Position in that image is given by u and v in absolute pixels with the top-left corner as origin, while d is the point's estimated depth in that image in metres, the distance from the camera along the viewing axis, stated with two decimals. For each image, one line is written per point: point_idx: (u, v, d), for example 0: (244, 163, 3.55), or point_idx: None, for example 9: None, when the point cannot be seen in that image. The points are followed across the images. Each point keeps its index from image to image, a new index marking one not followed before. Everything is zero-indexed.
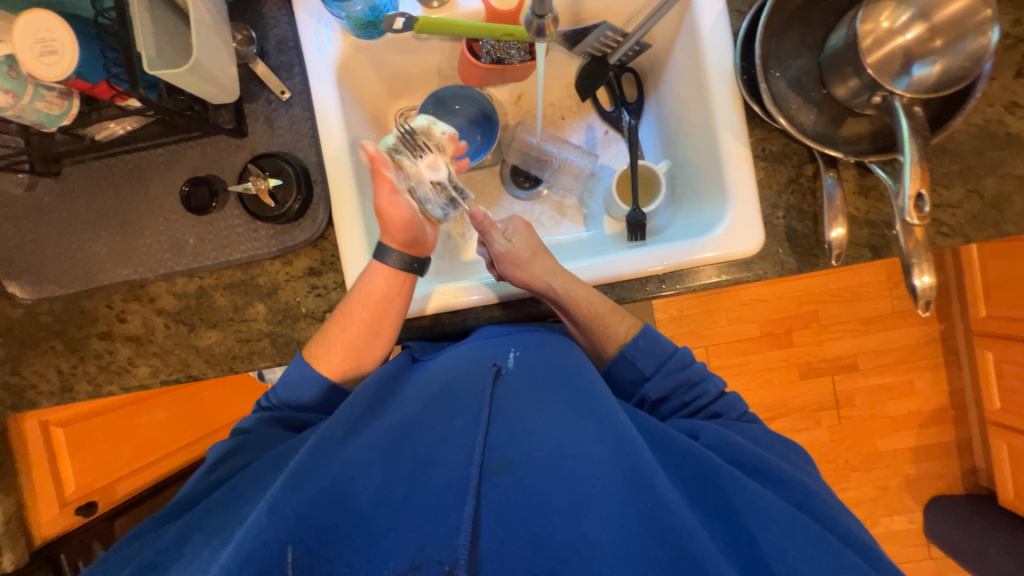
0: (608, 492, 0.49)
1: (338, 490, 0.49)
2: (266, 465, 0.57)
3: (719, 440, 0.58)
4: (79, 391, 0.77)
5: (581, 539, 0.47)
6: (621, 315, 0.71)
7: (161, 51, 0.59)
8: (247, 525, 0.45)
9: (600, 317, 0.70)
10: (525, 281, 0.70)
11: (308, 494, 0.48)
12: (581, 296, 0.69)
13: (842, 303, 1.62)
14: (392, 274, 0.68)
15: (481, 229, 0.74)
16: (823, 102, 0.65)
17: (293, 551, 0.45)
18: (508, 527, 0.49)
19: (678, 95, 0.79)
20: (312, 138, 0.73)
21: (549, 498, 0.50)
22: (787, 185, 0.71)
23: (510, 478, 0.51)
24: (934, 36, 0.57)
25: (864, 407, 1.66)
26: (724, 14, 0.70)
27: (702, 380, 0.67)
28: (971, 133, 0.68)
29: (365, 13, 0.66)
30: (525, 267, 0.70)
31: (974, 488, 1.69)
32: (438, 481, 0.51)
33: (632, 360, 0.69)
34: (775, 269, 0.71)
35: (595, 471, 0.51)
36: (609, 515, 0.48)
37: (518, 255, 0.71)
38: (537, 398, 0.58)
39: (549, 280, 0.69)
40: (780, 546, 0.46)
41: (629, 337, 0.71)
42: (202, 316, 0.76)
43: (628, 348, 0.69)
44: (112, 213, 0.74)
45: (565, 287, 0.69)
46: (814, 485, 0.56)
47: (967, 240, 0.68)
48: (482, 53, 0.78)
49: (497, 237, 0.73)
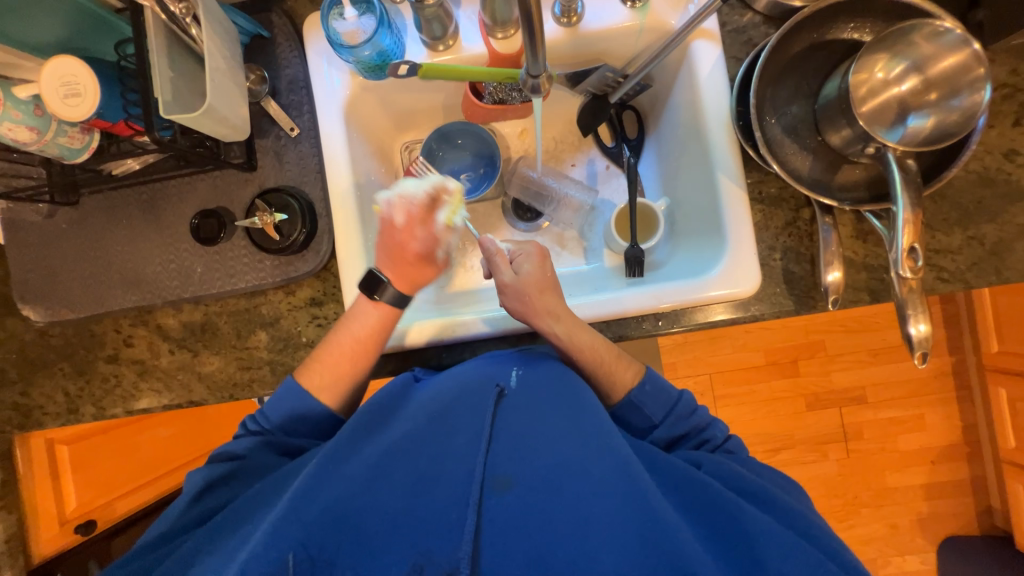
0: (609, 512, 0.49)
1: (341, 507, 0.50)
2: (267, 483, 0.58)
3: (722, 471, 0.58)
4: (84, 413, 0.79)
5: (583, 559, 0.47)
6: (627, 362, 0.70)
7: (177, 94, 0.62)
8: (253, 542, 0.47)
9: (604, 365, 0.68)
10: (525, 314, 0.70)
11: (312, 513, 0.49)
12: (584, 341, 0.68)
13: (849, 334, 1.60)
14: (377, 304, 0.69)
15: (487, 255, 0.74)
16: (818, 149, 0.65)
17: (295, 559, 0.46)
18: (509, 544, 0.48)
19: (678, 133, 0.80)
20: (319, 173, 0.75)
21: (552, 518, 0.49)
22: (784, 227, 0.71)
23: (512, 496, 0.51)
24: (928, 88, 0.58)
25: (872, 440, 1.62)
26: (722, 60, 0.71)
27: (707, 426, 0.67)
28: (970, 180, 0.68)
29: (373, 58, 0.69)
30: (528, 301, 0.69)
31: (990, 529, 1.62)
32: (441, 496, 0.51)
33: (639, 406, 0.67)
34: (773, 310, 0.71)
35: (597, 489, 0.51)
36: (611, 537, 0.47)
37: (524, 287, 0.70)
38: (538, 414, 0.58)
39: (551, 323, 0.68)
40: (778, 561, 0.47)
41: (636, 383, 0.68)
42: (206, 342, 0.78)
43: (635, 393, 0.67)
44: (124, 241, 0.77)
45: (567, 332, 0.68)
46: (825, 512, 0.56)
47: (968, 286, 0.67)
48: (485, 94, 0.81)
49: (503, 267, 0.72)
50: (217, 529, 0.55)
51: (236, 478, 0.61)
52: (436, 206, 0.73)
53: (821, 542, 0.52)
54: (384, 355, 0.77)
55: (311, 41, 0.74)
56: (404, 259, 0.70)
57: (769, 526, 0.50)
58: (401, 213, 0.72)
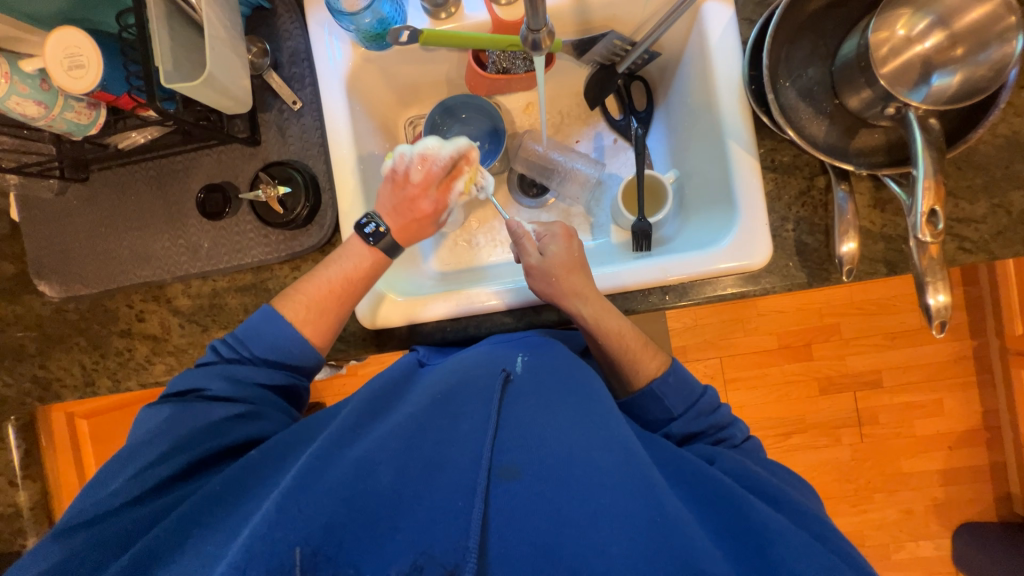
0: (618, 503, 0.48)
1: (346, 489, 0.48)
2: (267, 451, 0.57)
3: (735, 469, 0.58)
4: (100, 386, 0.81)
5: (592, 550, 0.46)
6: (652, 351, 0.69)
7: (178, 64, 0.62)
8: (255, 521, 0.46)
9: (628, 352, 0.68)
10: (553, 296, 0.69)
11: (319, 493, 0.48)
12: (611, 327, 0.68)
13: (865, 316, 1.56)
14: (370, 253, 0.70)
15: (515, 237, 0.74)
16: (835, 113, 0.62)
17: (302, 552, 0.44)
18: (517, 534, 0.48)
19: (688, 103, 0.78)
20: (322, 147, 0.75)
21: (559, 507, 0.49)
22: (797, 197, 0.69)
23: (519, 485, 0.50)
24: (954, 44, 0.55)
25: (888, 425, 1.59)
26: (734, 22, 0.69)
27: (728, 425, 0.66)
28: (998, 144, 0.64)
29: (374, 25, 0.68)
30: (556, 283, 0.69)
31: (1010, 516, 1.58)
32: (446, 481, 0.50)
33: (661, 397, 0.66)
34: (784, 283, 0.69)
35: (605, 479, 0.50)
36: (619, 526, 0.47)
37: (549, 269, 0.69)
38: (546, 402, 0.57)
39: (579, 306, 0.68)
40: (793, 560, 0.46)
41: (659, 374, 0.68)
42: (215, 317, 0.79)
43: (658, 384, 0.66)
44: (134, 217, 0.78)
45: (594, 317, 0.68)
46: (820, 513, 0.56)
47: (993, 257, 0.64)
48: (488, 63, 0.80)
49: (530, 247, 0.72)
50: (220, 491, 0.53)
51: (236, 426, 0.60)
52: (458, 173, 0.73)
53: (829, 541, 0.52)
54: (388, 329, 0.77)
55: (311, 11, 0.73)
56: (413, 215, 0.71)
57: (782, 527, 0.49)
58: (421, 170, 0.71)
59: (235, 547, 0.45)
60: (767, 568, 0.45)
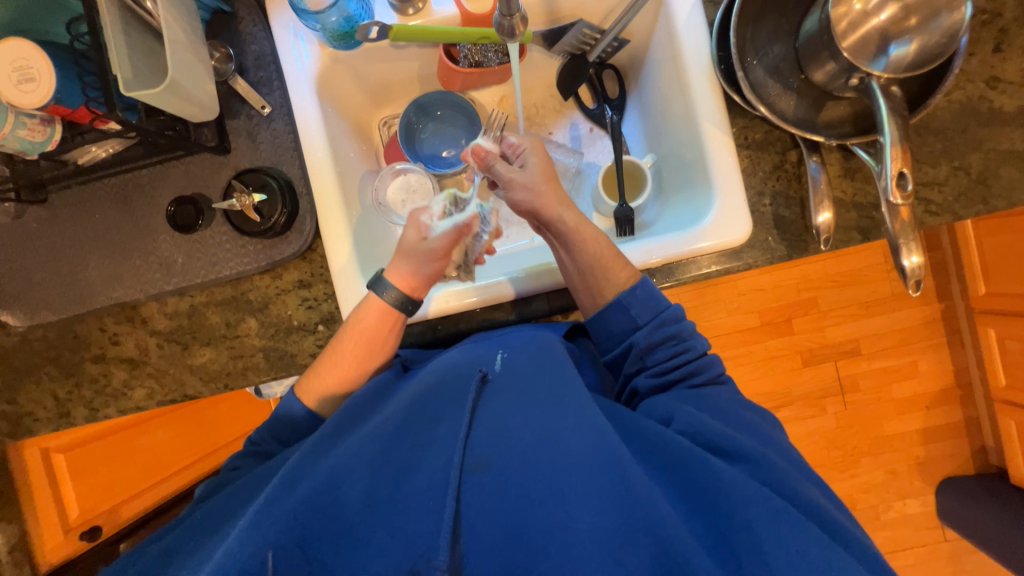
0: (585, 484, 0.49)
1: (320, 497, 0.48)
2: (252, 480, 0.58)
3: (688, 424, 0.56)
4: (75, 416, 0.77)
5: (561, 534, 0.47)
6: (624, 263, 0.68)
7: (137, 71, 0.59)
8: (230, 538, 0.46)
9: (603, 260, 0.66)
10: (532, 207, 0.69)
11: (292, 505, 0.47)
12: (589, 235, 0.67)
13: (839, 288, 1.62)
14: (384, 308, 0.67)
15: (483, 163, 0.73)
16: (802, 88, 0.64)
17: (274, 556, 0.44)
18: (489, 526, 0.48)
19: (659, 87, 0.79)
20: (295, 151, 0.73)
21: (529, 492, 0.49)
22: (772, 172, 0.70)
23: (489, 477, 0.50)
24: (908, 15, 0.57)
25: (869, 391, 1.65)
26: (699, 5, 0.70)
27: (689, 338, 0.65)
28: (953, 110, 0.67)
29: (340, 24, 0.67)
30: (534, 190, 0.69)
31: (985, 467, 1.67)
32: (421, 483, 0.50)
33: (625, 307, 0.65)
34: (765, 256, 0.71)
35: (574, 463, 0.50)
36: (586, 510, 0.47)
37: (530, 180, 0.70)
38: (518, 395, 0.57)
39: (561, 212, 0.68)
40: (764, 530, 0.45)
41: (628, 285, 0.66)
42: (195, 335, 0.76)
43: (624, 295, 0.66)
44: (100, 236, 0.74)
45: (575, 223, 0.68)
46: (780, 459, 0.54)
47: (957, 218, 0.67)
48: (460, 57, 0.79)
49: (503, 165, 0.72)
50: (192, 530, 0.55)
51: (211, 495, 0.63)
52: (467, 231, 0.70)
53: (783, 487, 0.50)
54: None
55: (275, 13, 0.71)
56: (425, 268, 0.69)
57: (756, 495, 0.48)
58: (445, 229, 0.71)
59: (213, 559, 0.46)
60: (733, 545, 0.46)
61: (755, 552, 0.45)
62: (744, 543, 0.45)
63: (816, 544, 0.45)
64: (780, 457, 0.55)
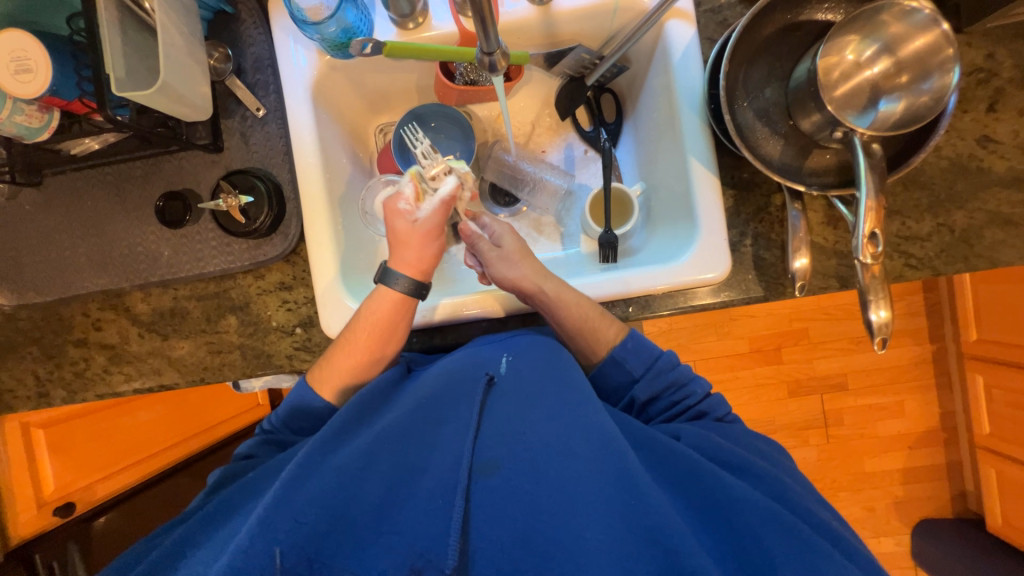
0: (593, 490, 0.49)
1: (329, 497, 0.48)
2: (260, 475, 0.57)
3: (700, 442, 0.58)
4: (54, 397, 0.79)
5: (569, 539, 0.46)
6: (610, 320, 0.69)
7: (131, 70, 0.60)
8: (240, 533, 0.46)
9: (588, 322, 0.68)
10: (514, 281, 0.70)
11: (300, 505, 0.47)
12: (570, 301, 0.68)
13: (831, 321, 1.61)
14: (399, 299, 0.67)
15: (470, 241, 0.75)
16: (789, 134, 0.64)
17: (282, 553, 0.44)
18: (496, 528, 0.48)
19: (653, 118, 0.79)
20: (286, 155, 0.74)
21: (538, 498, 0.49)
22: (755, 214, 0.71)
23: (498, 479, 0.51)
24: (900, 71, 0.57)
25: (852, 426, 1.64)
26: (695, 42, 0.70)
27: (688, 382, 0.67)
28: (942, 166, 0.67)
29: (339, 35, 0.67)
30: (515, 265, 0.71)
31: (963, 512, 1.66)
32: (428, 484, 0.51)
33: (620, 362, 0.67)
34: (742, 296, 0.71)
35: (582, 470, 0.50)
36: (593, 515, 0.47)
37: (509, 256, 0.73)
38: (525, 401, 0.58)
39: (539, 282, 0.69)
40: (780, 547, 0.46)
41: (617, 341, 0.68)
42: (175, 327, 0.77)
43: (617, 349, 0.67)
44: (90, 224, 0.75)
45: (554, 291, 0.68)
46: (789, 478, 0.57)
47: (936, 273, 0.67)
48: (456, 74, 0.80)
49: (484, 244, 0.74)
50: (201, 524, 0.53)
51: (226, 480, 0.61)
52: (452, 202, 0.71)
53: (793, 503, 0.52)
54: None
55: (276, 18, 0.72)
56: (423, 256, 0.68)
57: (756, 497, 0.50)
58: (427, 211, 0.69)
59: (220, 557, 0.45)
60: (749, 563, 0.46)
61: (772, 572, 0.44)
62: (758, 560, 0.45)
63: (827, 556, 0.46)
64: (791, 478, 0.58)
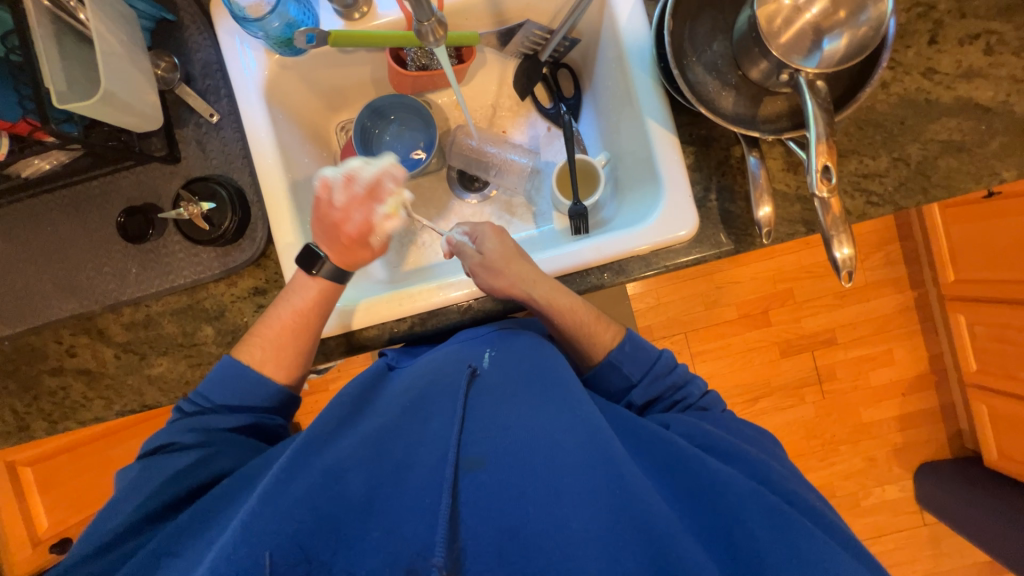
0: (581, 480, 0.49)
1: (317, 499, 0.47)
2: (239, 479, 0.55)
3: (689, 430, 0.59)
4: (35, 430, 0.77)
5: (553, 527, 0.46)
6: (606, 323, 0.71)
7: (72, 83, 0.59)
8: (222, 540, 0.44)
9: (584, 326, 0.69)
10: (503, 288, 0.68)
11: (288, 506, 0.45)
12: (562, 305, 0.68)
13: (814, 279, 1.63)
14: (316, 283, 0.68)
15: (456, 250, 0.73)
16: (740, 84, 0.65)
17: (272, 554, 0.42)
18: (484, 522, 0.47)
19: (609, 87, 0.80)
20: (245, 158, 0.73)
21: (523, 489, 0.49)
22: (717, 168, 0.72)
23: (485, 474, 0.50)
24: (837, 9, 0.58)
25: (846, 379, 1.67)
26: (640, 5, 0.71)
27: (685, 383, 0.69)
28: (892, 102, 0.68)
29: (283, 30, 0.67)
30: (503, 274, 0.68)
31: (961, 451, 1.70)
32: (414, 482, 0.49)
33: (618, 365, 0.68)
34: (714, 251, 0.71)
35: (570, 460, 0.50)
36: (579, 502, 0.47)
37: (494, 262, 0.69)
38: (510, 396, 0.58)
39: (528, 290, 0.68)
40: (757, 521, 0.47)
41: (616, 344, 0.70)
42: (152, 343, 0.76)
43: (614, 354, 0.69)
44: (52, 249, 0.74)
45: (546, 296, 0.68)
46: (777, 465, 0.57)
47: (898, 208, 0.69)
48: (408, 60, 0.80)
49: (469, 252, 0.71)
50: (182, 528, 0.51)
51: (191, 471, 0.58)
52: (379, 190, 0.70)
53: (776, 485, 0.52)
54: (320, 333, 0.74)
55: (220, 21, 0.71)
56: (341, 239, 0.68)
57: (734, 477, 0.50)
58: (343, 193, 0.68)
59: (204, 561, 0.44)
60: (726, 536, 0.47)
61: (750, 542, 0.45)
62: (737, 532, 0.46)
63: (803, 531, 0.47)
64: (777, 464, 0.59)
